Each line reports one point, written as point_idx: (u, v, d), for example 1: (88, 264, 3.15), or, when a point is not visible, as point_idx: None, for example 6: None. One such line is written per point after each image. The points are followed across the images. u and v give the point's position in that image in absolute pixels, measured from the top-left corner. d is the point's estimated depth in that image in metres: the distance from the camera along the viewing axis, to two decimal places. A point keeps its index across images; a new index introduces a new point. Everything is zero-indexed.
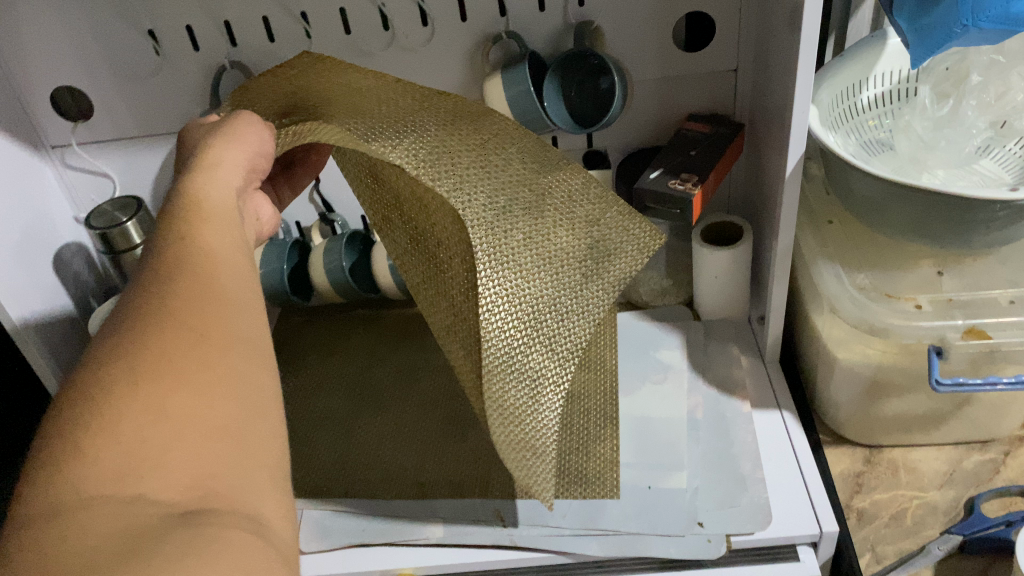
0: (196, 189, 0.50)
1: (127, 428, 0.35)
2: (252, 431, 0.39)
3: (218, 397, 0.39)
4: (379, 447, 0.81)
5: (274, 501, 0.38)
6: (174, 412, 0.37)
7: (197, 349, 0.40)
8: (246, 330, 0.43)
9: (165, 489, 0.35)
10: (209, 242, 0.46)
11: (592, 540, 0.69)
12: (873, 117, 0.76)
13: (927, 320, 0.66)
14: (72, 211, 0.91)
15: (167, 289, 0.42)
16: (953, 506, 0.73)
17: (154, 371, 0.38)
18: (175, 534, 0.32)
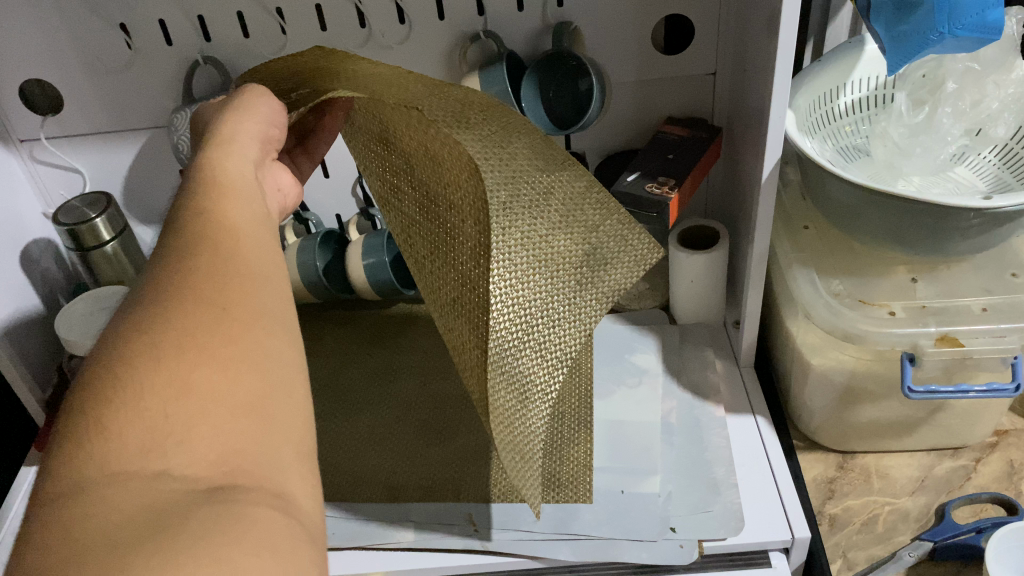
0: (211, 162, 0.49)
1: (151, 403, 0.34)
2: (280, 407, 0.38)
3: (244, 372, 0.37)
4: (351, 450, 0.80)
5: (299, 478, 0.37)
6: (200, 388, 0.35)
7: (221, 323, 0.38)
8: (269, 304, 0.42)
9: (192, 465, 0.33)
10: (227, 214, 0.45)
11: (565, 545, 0.68)
12: (850, 124, 0.76)
13: (900, 327, 0.66)
14: (40, 206, 0.89)
15: (188, 262, 0.41)
16: (924, 512, 0.73)
17: (178, 343, 0.36)
18: (199, 513, 0.31)
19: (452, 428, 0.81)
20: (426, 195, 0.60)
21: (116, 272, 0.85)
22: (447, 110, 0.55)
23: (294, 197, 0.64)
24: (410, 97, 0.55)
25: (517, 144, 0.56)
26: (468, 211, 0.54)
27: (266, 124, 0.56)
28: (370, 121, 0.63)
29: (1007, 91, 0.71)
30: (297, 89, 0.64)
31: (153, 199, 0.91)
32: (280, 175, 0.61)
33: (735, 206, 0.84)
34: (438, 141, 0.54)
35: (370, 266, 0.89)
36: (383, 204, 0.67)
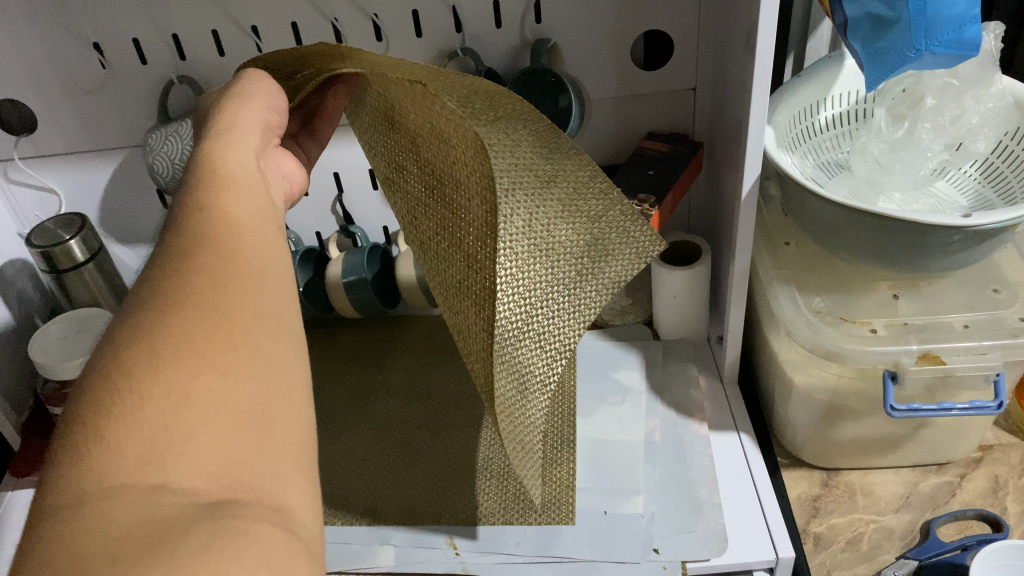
0: (210, 156, 0.48)
1: (150, 413, 0.33)
2: (280, 414, 0.37)
3: (244, 379, 0.36)
4: (330, 473, 0.79)
5: (298, 492, 0.35)
6: (199, 398, 0.34)
7: (219, 328, 0.37)
8: (271, 308, 0.41)
9: (193, 476, 0.32)
10: (229, 213, 0.44)
11: (548, 568, 0.68)
12: (830, 139, 0.77)
13: (881, 345, 0.66)
14: (15, 226, 0.88)
15: (186, 264, 0.40)
16: (909, 530, 0.72)
17: (177, 352, 0.35)
18: (201, 525, 0.30)
19: (438, 446, 0.80)
20: (432, 175, 0.57)
21: (92, 293, 0.84)
22: (453, 91, 0.52)
23: (299, 183, 0.61)
24: (420, 74, 0.53)
25: (525, 129, 0.55)
26: (477, 191, 0.52)
27: (267, 109, 0.54)
28: (374, 99, 0.60)
29: (987, 106, 0.70)
30: (301, 70, 0.60)
31: (130, 218, 0.90)
32: (284, 161, 0.59)
33: (718, 222, 0.84)
34: (448, 120, 0.52)
35: (351, 284, 0.88)
36: (383, 187, 0.65)
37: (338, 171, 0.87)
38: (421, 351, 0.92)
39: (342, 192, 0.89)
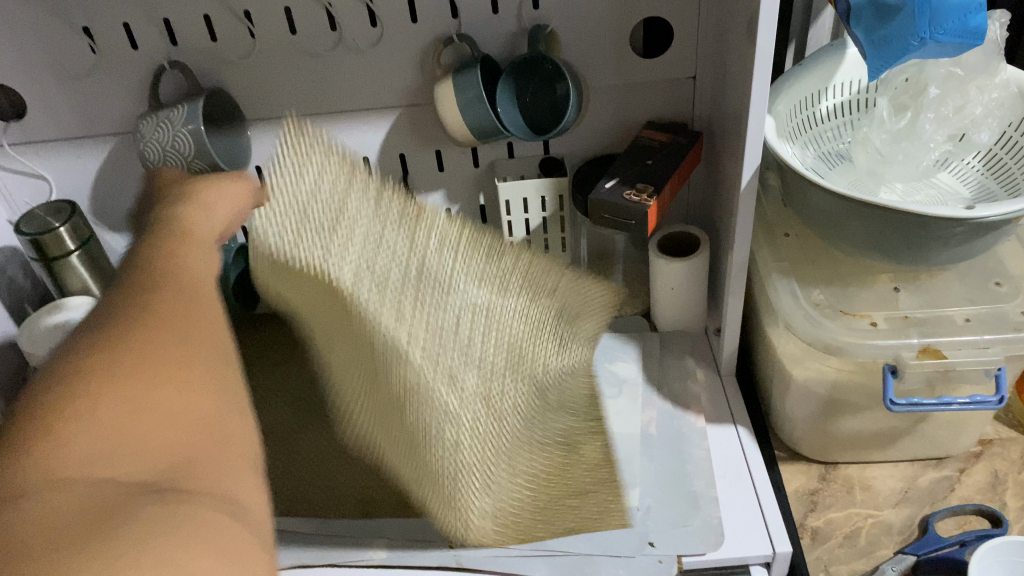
0: (188, 220, 0.54)
1: (101, 412, 0.33)
2: (225, 427, 0.37)
3: (193, 394, 0.36)
4: (324, 473, 0.77)
5: (249, 491, 0.35)
6: (148, 400, 0.34)
7: (167, 345, 0.38)
8: (220, 341, 0.42)
9: (137, 472, 0.32)
10: (187, 260, 0.47)
11: (541, 562, 0.66)
12: (832, 128, 0.76)
13: (882, 339, 0.65)
14: (5, 213, 0.87)
15: (142, 293, 0.41)
16: (908, 525, 0.72)
17: (135, 362, 0.35)
18: (149, 509, 0.30)
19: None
20: None
21: (83, 281, 0.82)
22: None
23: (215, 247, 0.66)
24: None
25: None
26: None
27: (230, 209, 0.57)
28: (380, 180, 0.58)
29: (991, 96, 0.69)
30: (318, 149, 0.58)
31: (121, 207, 0.89)
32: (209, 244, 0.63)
33: (717, 213, 0.83)
34: None
35: None
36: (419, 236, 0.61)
37: None
38: None
39: None
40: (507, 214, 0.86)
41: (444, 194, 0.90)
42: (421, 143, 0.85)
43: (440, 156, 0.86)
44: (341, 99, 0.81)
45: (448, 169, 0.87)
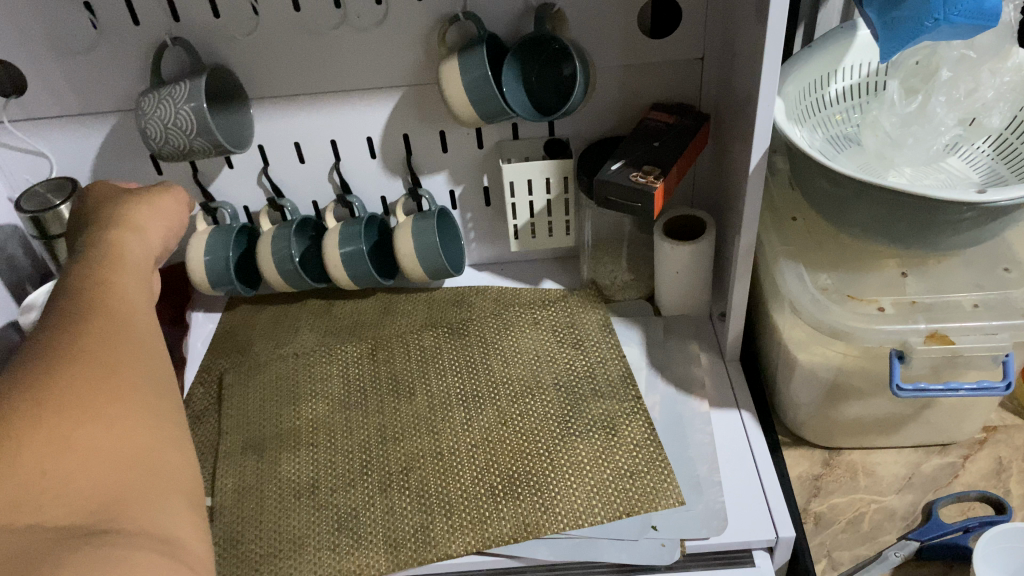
0: (119, 244, 0.58)
1: (27, 458, 0.37)
2: (165, 459, 0.44)
3: (127, 423, 0.42)
4: (312, 459, 0.76)
5: (189, 527, 0.42)
6: (78, 445, 0.39)
7: (107, 381, 0.43)
8: (153, 370, 0.47)
9: (63, 516, 0.37)
10: (122, 290, 0.52)
11: (543, 544, 0.68)
12: (841, 112, 0.75)
13: (889, 324, 0.64)
14: (5, 190, 0.86)
15: (79, 327, 0.46)
16: (911, 511, 0.71)
17: (61, 402, 0.40)
18: (75, 551, 0.34)
19: (435, 434, 0.76)
20: None
21: None
22: None
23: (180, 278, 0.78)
24: None
25: None
26: None
27: (166, 222, 0.65)
28: None
29: (1002, 80, 0.70)
30: None
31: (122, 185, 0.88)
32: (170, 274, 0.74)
33: (723, 196, 0.82)
34: None
35: (348, 256, 0.86)
36: None
37: (335, 139, 0.85)
38: (419, 323, 0.89)
39: (339, 161, 0.87)
40: (511, 196, 0.85)
41: (447, 175, 0.89)
42: (424, 123, 0.84)
43: (444, 136, 0.85)
44: (345, 77, 0.80)
45: (451, 150, 0.86)
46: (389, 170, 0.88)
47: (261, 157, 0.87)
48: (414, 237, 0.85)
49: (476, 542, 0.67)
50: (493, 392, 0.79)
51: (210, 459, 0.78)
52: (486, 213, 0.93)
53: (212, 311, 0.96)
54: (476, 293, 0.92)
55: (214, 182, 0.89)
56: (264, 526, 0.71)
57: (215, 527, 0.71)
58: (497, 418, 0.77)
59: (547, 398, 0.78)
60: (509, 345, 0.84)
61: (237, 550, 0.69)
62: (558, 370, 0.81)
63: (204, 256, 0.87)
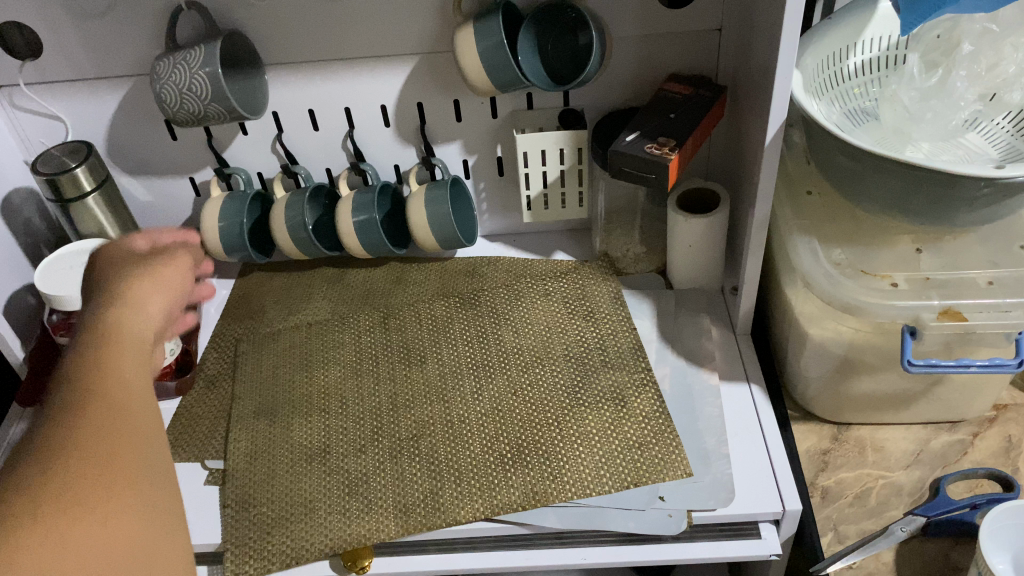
0: (130, 308, 0.55)
1: (27, 559, 0.37)
2: (160, 547, 0.43)
3: (128, 524, 0.42)
4: (323, 424, 0.77)
5: None
6: (75, 546, 0.39)
7: (106, 475, 0.42)
8: (152, 452, 0.46)
9: None
10: (123, 367, 0.49)
11: (551, 512, 0.69)
12: (858, 86, 0.74)
13: (903, 300, 0.64)
14: (21, 154, 0.86)
15: (81, 408, 0.44)
16: (918, 487, 0.72)
17: (57, 502, 0.39)
18: None
19: (445, 401, 0.77)
20: None
21: (99, 224, 0.82)
22: None
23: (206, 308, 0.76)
24: None
25: None
26: None
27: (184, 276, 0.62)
28: None
29: None
30: None
31: (138, 150, 0.88)
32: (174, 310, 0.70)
33: (738, 169, 0.82)
34: None
35: (361, 224, 0.86)
36: None
37: (350, 107, 0.85)
38: (431, 293, 0.89)
39: (352, 128, 0.87)
40: (525, 166, 0.85)
41: (460, 145, 0.89)
42: (439, 92, 0.84)
43: (458, 105, 0.85)
44: (359, 45, 0.80)
45: (466, 119, 0.86)
46: (402, 139, 0.88)
47: (276, 124, 0.87)
48: (427, 206, 0.85)
49: (484, 508, 0.68)
50: (503, 362, 0.80)
51: (223, 423, 0.79)
52: (499, 183, 0.93)
53: (225, 277, 0.96)
54: (489, 264, 0.92)
55: (228, 148, 0.89)
56: (275, 489, 0.72)
57: (226, 490, 0.72)
58: (507, 388, 0.77)
59: (556, 369, 0.78)
60: (520, 316, 0.84)
61: (249, 513, 0.71)
62: (568, 341, 0.81)
63: (218, 222, 0.87)
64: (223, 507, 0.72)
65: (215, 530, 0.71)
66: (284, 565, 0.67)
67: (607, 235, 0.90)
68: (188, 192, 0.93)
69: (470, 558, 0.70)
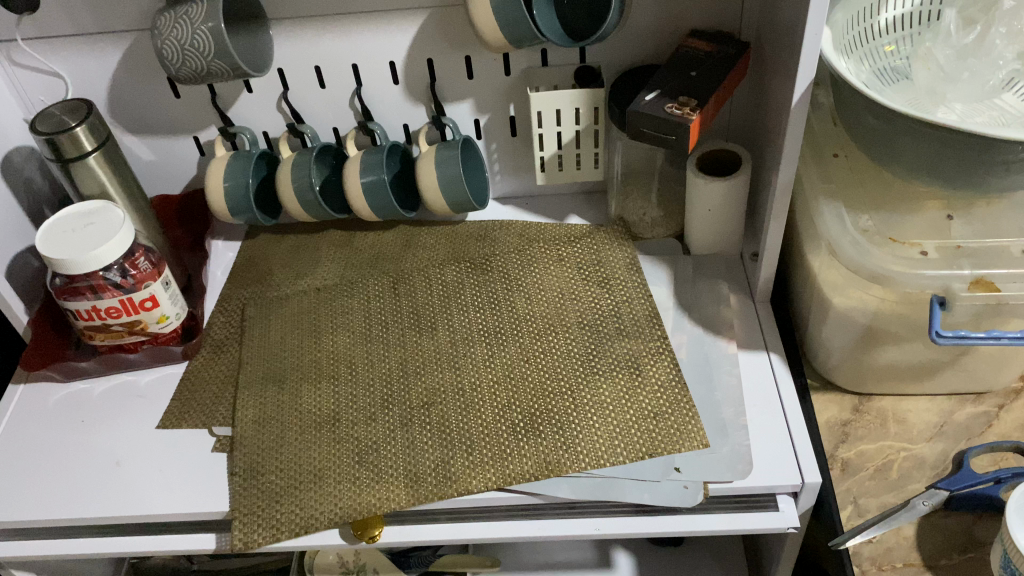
0: None
1: None
2: None
3: None
4: (333, 392, 0.75)
5: None
6: None
7: None
8: None
9: None
10: None
11: (564, 483, 0.67)
12: (890, 43, 0.71)
13: (931, 269, 0.62)
14: (20, 112, 0.84)
15: None
16: (941, 460, 0.70)
17: None
18: None
19: (456, 368, 0.75)
20: None
21: (101, 185, 0.79)
22: None
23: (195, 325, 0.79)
24: None
25: None
26: None
27: None
28: None
29: None
30: None
31: (140, 108, 0.86)
32: None
33: (761, 130, 0.79)
34: None
35: (369, 186, 0.84)
36: None
37: (357, 64, 0.82)
38: (441, 258, 0.87)
39: (361, 86, 0.84)
40: (539, 126, 0.82)
41: (472, 104, 0.86)
42: (450, 48, 0.81)
43: (470, 62, 0.82)
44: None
45: (477, 76, 0.83)
46: (412, 97, 0.85)
47: (281, 81, 0.84)
48: (437, 168, 0.83)
49: (496, 478, 0.66)
50: (515, 329, 0.78)
51: (231, 389, 0.78)
52: (512, 144, 0.90)
53: (232, 240, 0.94)
54: (500, 227, 0.90)
55: (234, 107, 0.86)
56: (284, 457, 0.71)
57: (234, 457, 0.71)
58: (519, 355, 0.75)
59: (570, 335, 0.76)
60: (533, 281, 0.82)
61: (257, 480, 0.70)
62: (581, 307, 0.79)
63: (223, 182, 0.85)
64: (230, 474, 0.71)
65: (223, 498, 0.70)
66: (293, 534, 0.66)
67: (623, 198, 0.87)
68: (193, 152, 0.91)
69: (483, 528, 0.70)
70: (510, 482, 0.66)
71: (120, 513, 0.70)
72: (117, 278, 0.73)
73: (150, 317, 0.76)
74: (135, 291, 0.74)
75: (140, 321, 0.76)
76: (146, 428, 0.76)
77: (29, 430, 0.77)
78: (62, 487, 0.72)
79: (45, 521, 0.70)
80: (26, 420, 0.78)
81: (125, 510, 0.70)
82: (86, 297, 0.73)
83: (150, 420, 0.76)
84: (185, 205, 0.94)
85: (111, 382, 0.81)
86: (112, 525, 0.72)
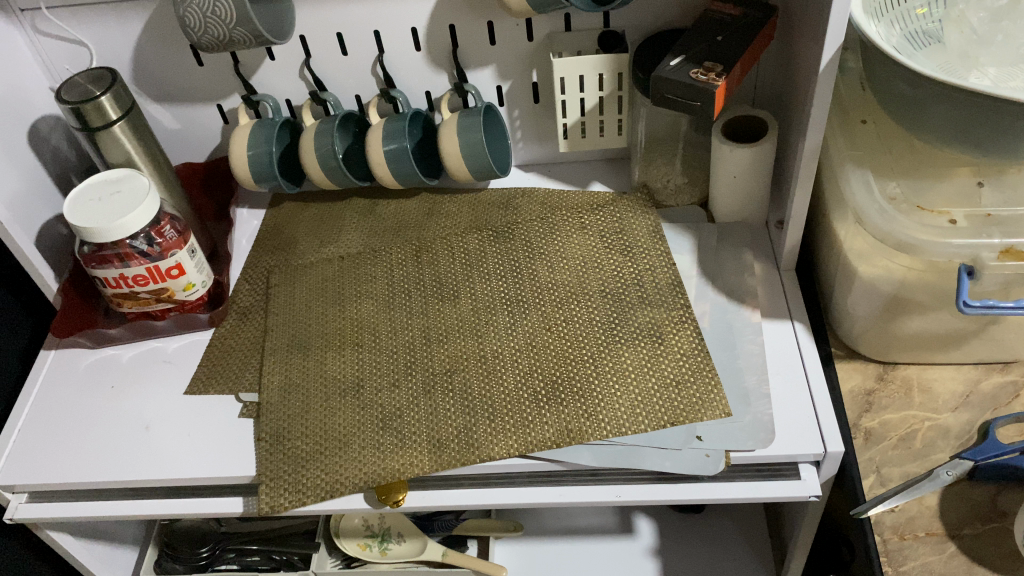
0: None
1: None
2: None
3: None
4: (357, 359, 0.76)
5: None
6: None
7: None
8: None
9: None
10: None
11: (586, 451, 0.68)
12: (922, 6, 0.69)
13: (961, 237, 0.61)
14: (47, 80, 0.85)
15: None
16: (966, 430, 0.70)
17: None
18: None
19: (479, 336, 0.75)
20: None
21: (127, 154, 0.80)
22: None
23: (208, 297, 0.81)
24: None
25: None
26: None
27: None
28: None
29: None
30: None
31: (164, 76, 0.86)
32: None
33: (789, 96, 0.77)
34: None
35: (391, 153, 0.83)
36: None
37: (379, 30, 0.82)
38: (464, 226, 0.87)
39: (382, 53, 0.84)
40: (563, 92, 0.81)
41: (495, 70, 0.85)
42: (472, 14, 0.80)
43: (493, 28, 0.81)
44: None
45: (500, 42, 0.82)
46: (434, 64, 0.85)
47: (303, 49, 0.83)
48: (459, 135, 0.82)
49: (518, 445, 0.67)
50: (538, 297, 0.78)
51: (257, 356, 0.79)
52: (535, 110, 0.89)
53: (256, 208, 0.95)
54: (523, 195, 0.89)
55: (257, 74, 0.86)
56: (310, 422, 0.72)
57: (260, 423, 0.73)
58: (542, 323, 0.76)
59: (592, 304, 0.76)
60: (556, 249, 0.82)
61: (283, 446, 0.71)
62: (604, 276, 0.79)
63: (246, 150, 0.85)
64: (257, 439, 0.72)
65: (250, 463, 0.71)
66: (319, 498, 0.68)
67: (647, 164, 0.86)
68: (216, 120, 0.91)
69: (505, 493, 0.70)
70: (533, 449, 0.67)
71: (150, 477, 0.71)
72: (144, 246, 0.73)
73: (176, 285, 0.77)
74: (162, 259, 0.75)
75: (166, 288, 0.77)
76: (175, 394, 0.77)
77: (61, 394, 0.79)
78: (92, 447, 0.74)
79: (78, 483, 0.72)
80: (59, 384, 0.80)
81: (156, 473, 0.71)
82: (113, 265, 0.74)
83: (178, 386, 0.78)
84: (210, 172, 0.94)
85: (139, 348, 0.82)
86: (142, 487, 0.74)
